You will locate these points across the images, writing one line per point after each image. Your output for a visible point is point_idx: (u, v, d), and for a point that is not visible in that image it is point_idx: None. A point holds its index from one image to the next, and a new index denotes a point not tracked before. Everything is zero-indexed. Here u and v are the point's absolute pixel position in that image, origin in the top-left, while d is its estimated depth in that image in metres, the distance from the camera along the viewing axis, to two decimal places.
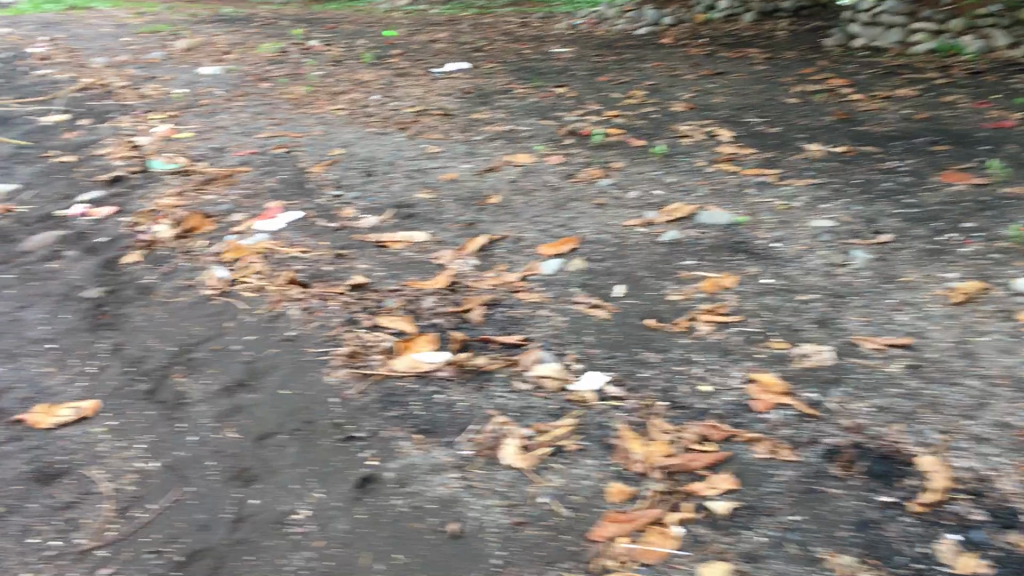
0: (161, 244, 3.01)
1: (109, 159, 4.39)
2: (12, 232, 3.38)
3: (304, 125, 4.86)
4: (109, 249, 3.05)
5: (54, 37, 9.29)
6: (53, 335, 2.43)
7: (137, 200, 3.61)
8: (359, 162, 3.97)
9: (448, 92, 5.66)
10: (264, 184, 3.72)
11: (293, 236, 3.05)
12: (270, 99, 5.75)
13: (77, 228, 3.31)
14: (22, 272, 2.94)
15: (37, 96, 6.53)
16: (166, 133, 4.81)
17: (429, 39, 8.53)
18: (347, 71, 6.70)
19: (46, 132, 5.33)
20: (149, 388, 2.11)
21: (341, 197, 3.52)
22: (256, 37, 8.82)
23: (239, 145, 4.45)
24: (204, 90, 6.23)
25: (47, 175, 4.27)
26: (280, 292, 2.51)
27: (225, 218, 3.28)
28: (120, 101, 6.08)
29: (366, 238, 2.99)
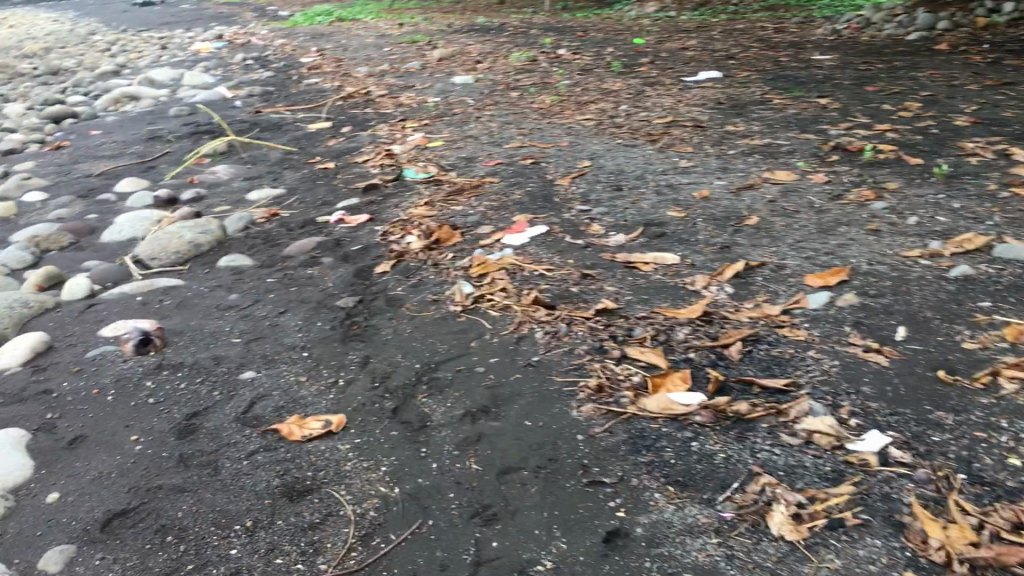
0: (411, 256, 3.04)
1: (367, 166, 4.55)
2: (277, 237, 3.56)
3: (552, 135, 4.82)
4: (362, 258, 3.12)
5: (323, 47, 9.93)
6: (307, 344, 2.49)
7: (390, 208, 3.68)
8: (607, 175, 3.85)
9: (699, 102, 5.43)
10: (511, 196, 3.68)
11: (540, 252, 2.97)
12: (519, 108, 5.78)
13: (335, 236, 3.43)
14: (283, 277, 3.08)
15: (306, 104, 6.96)
16: (420, 142, 4.93)
17: (679, 47, 8.31)
18: (595, 80, 6.63)
19: (312, 139, 5.64)
20: (393, 407, 2.08)
21: (588, 211, 3.41)
22: (506, 46, 8.97)
23: (488, 155, 4.46)
24: (456, 99, 6.38)
25: (311, 181, 4.50)
26: (526, 312, 2.42)
27: (473, 230, 3.26)
28: (379, 109, 6.34)
29: (614, 258, 2.86)
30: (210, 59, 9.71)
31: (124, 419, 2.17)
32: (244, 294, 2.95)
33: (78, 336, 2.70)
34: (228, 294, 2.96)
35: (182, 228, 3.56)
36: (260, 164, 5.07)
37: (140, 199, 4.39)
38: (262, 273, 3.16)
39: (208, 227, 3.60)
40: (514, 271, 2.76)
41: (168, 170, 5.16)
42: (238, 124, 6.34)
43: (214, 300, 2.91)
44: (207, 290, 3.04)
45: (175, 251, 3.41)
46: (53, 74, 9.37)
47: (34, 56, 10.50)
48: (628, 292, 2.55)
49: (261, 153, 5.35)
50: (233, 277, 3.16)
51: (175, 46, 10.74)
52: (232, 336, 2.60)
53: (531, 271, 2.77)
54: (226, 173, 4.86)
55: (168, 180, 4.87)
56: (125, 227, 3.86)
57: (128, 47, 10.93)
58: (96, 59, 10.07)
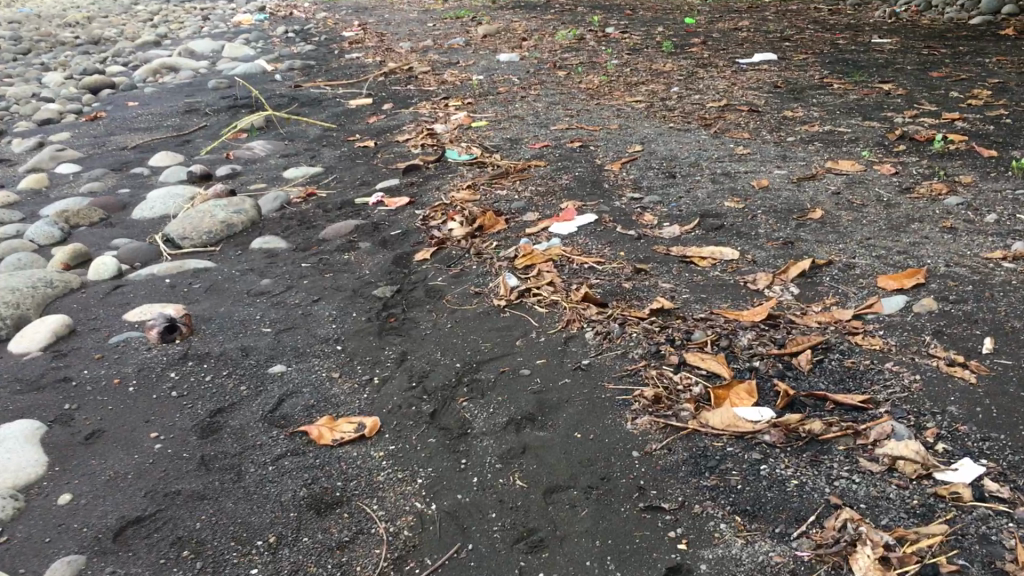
0: (453, 243, 2.88)
1: (407, 146, 4.40)
2: (313, 218, 3.44)
3: (600, 117, 4.63)
4: (401, 245, 2.98)
5: (366, 21, 9.79)
6: (341, 336, 2.35)
7: (431, 191, 3.53)
8: (659, 161, 3.67)
9: (755, 85, 5.21)
10: (557, 181, 3.51)
11: (589, 243, 2.81)
12: (566, 88, 5.59)
13: (373, 219, 3.29)
14: (318, 262, 2.95)
15: (348, 79, 6.83)
16: (463, 121, 4.77)
17: (731, 28, 8.04)
18: (644, 61, 6.41)
19: (353, 115, 5.51)
20: (431, 410, 1.94)
21: (639, 200, 3.24)
22: (552, 23, 8.76)
23: (534, 137, 4.29)
24: (500, 77, 6.20)
25: (350, 159, 4.37)
26: (575, 310, 2.26)
27: (517, 218, 3.10)
28: (420, 86, 6.19)
29: (669, 252, 2.68)
30: (252, 31, 9.61)
31: (145, 413, 2.05)
32: (276, 279, 2.83)
33: (103, 321, 2.60)
34: (260, 279, 2.85)
35: (216, 206, 3.45)
36: (298, 140, 4.95)
37: (175, 174, 4.29)
38: (296, 258, 3.03)
39: (243, 207, 3.48)
40: (562, 264, 2.60)
41: (205, 144, 5.06)
42: (277, 99, 6.22)
43: (245, 286, 2.80)
44: (238, 273, 2.92)
45: (207, 230, 3.29)
46: (96, 43, 9.34)
47: (78, 24, 10.48)
48: (685, 290, 2.38)
49: (299, 129, 5.23)
50: (266, 260, 3.04)
51: (218, 18, 10.66)
52: (262, 325, 2.48)
53: (581, 264, 2.61)
54: (263, 149, 4.75)
55: (204, 155, 4.77)
56: (158, 203, 3.76)
57: (172, 17, 10.88)
58: (140, 29, 10.03)
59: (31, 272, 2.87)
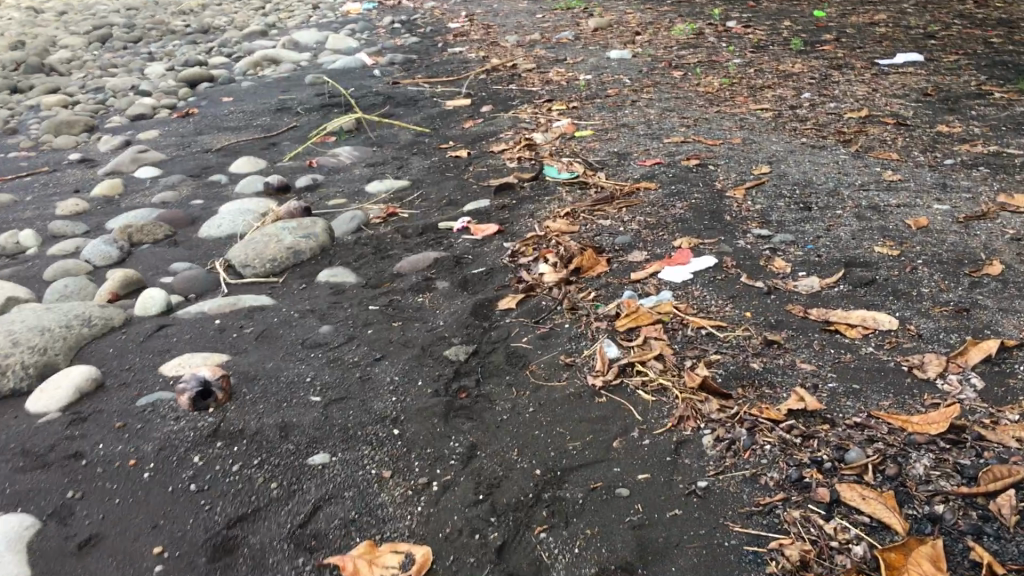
0: (544, 290, 2.44)
1: (504, 158, 3.98)
2: (390, 246, 3.05)
3: (721, 129, 4.11)
4: (484, 288, 2.56)
5: (472, 12, 9.40)
6: (400, 415, 1.94)
7: (525, 217, 3.10)
8: (790, 189, 3.14)
9: (901, 91, 4.58)
10: (670, 210, 3.03)
11: (707, 296, 2.33)
12: (683, 91, 5.07)
13: (455, 252, 2.88)
14: (388, 306, 2.55)
15: (448, 76, 6.45)
16: (565, 130, 4.32)
17: (867, 22, 7.33)
18: (770, 60, 5.81)
19: (449, 118, 5.12)
20: (499, 542, 1.50)
21: (768, 239, 2.72)
22: (668, 16, 8.19)
23: (645, 152, 3.81)
24: (610, 76, 5.71)
25: (440, 172, 3.97)
26: (689, 400, 1.79)
27: (621, 258, 2.64)
28: (522, 86, 5.76)
29: (807, 313, 2.18)
30: (358, 21, 9.35)
31: (154, 513, 1.69)
32: (338, 328, 2.44)
33: (136, 374, 2.26)
34: (320, 325, 2.47)
35: (285, 229, 3.10)
36: (388, 147, 4.59)
37: (251, 184, 3.98)
38: (365, 297, 2.65)
39: (314, 229, 3.12)
40: (674, 326, 2.13)
41: (290, 149, 4.76)
42: (372, 97, 5.89)
43: (301, 334, 2.43)
44: (296, 316, 2.55)
45: (271, 258, 2.94)
46: (203, 30, 9.21)
47: (190, 12, 10.41)
48: (830, 373, 1.88)
49: (391, 134, 4.87)
50: (330, 298, 2.66)
51: (326, 7, 10.44)
52: (311, 392, 2.09)
53: (697, 327, 2.13)
54: (349, 157, 4.40)
55: (287, 162, 4.45)
56: (225, 220, 3.45)
57: (281, 5, 10.73)
58: (248, 18, 9.89)
59: (69, 306, 2.56)
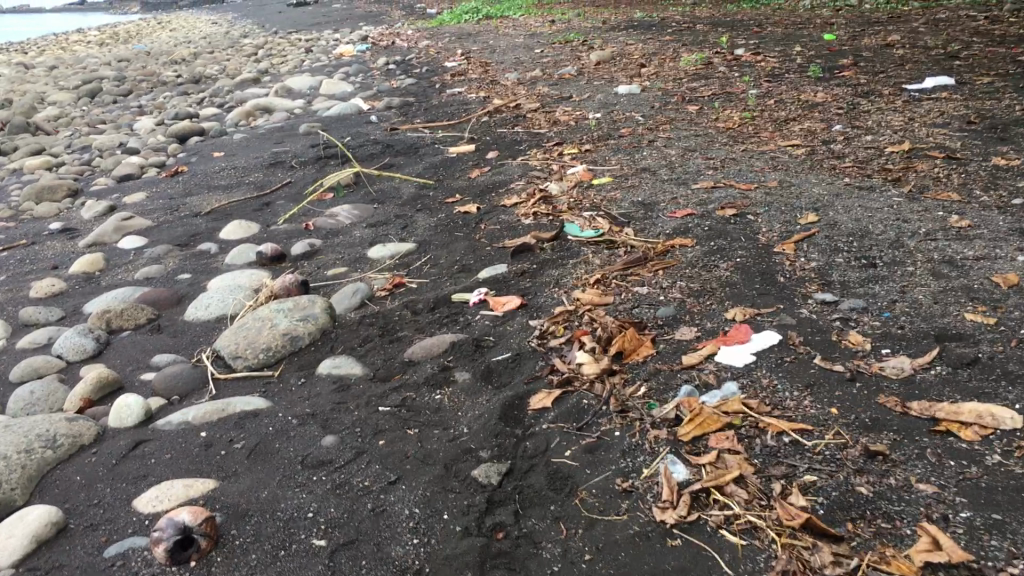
0: (583, 383, 2.08)
1: (519, 212, 3.64)
2: (400, 327, 2.70)
3: (753, 170, 3.76)
4: (512, 381, 2.20)
5: (468, 49, 9.12)
6: (423, 566, 1.57)
7: (551, 286, 2.75)
8: (847, 240, 2.80)
9: (941, 119, 4.25)
10: (714, 272, 2.68)
11: (778, 387, 1.97)
12: (702, 128, 4.74)
13: (474, 333, 2.53)
14: (401, 408, 2.19)
15: (450, 119, 6.14)
16: (582, 178, 3.98)
17: (882, 44, 7.03)
18: (790, 89, 5.49)
19: (453, 167, 4.79)
20: None
21: (835, 304, 2.36)
22: (672, 45, 7.90)
23: (674, 200, 3.47)
24: (621, 114, 5.39)
25: (449, 231, 3.63)
26: (790, 548, 1.43)
27: (669, 337, 2.29)
28: (529, 127, 5.44)
29: (907, 409, 1.81)
30: (351, 64, 9.06)
31: None
32: (343, 439, 2.09)
33: (105, 510, 1.90)
34: (322, 436, 2.11)
35: (280, 311, 2.77)
36: (390, 203, 4.25)
37: (242, 253, 3.65)
38: (373, 395, 2.29)
39: (312, 310, 2.78)
40: (749, 433, 1.77)
41: (285, 210, 4.42)
42: (369, 147, 5.56)
43: (300, 449, 2.07)
44: (295, 424, 2.19)
45: (264, 346, 2.61)
46: (193, 80, 8.93)
47: (180, 61, 10.15)
48: (957, 496, 1.51)
49: (392, 188, 4.53)
50: (333, 399, 2.31)
51: (318, 49, 10.17)
52: (314, 533, 1.72)
53: (776, 432, 1.76)
54: (348, 218, 4.07)
55: (281, 225, 4.12)
56: (214, 300, 3.12)
57: (272, 50, 10.46)
58: (239, 65, 9.62)
59: (31, 420, 2.21)
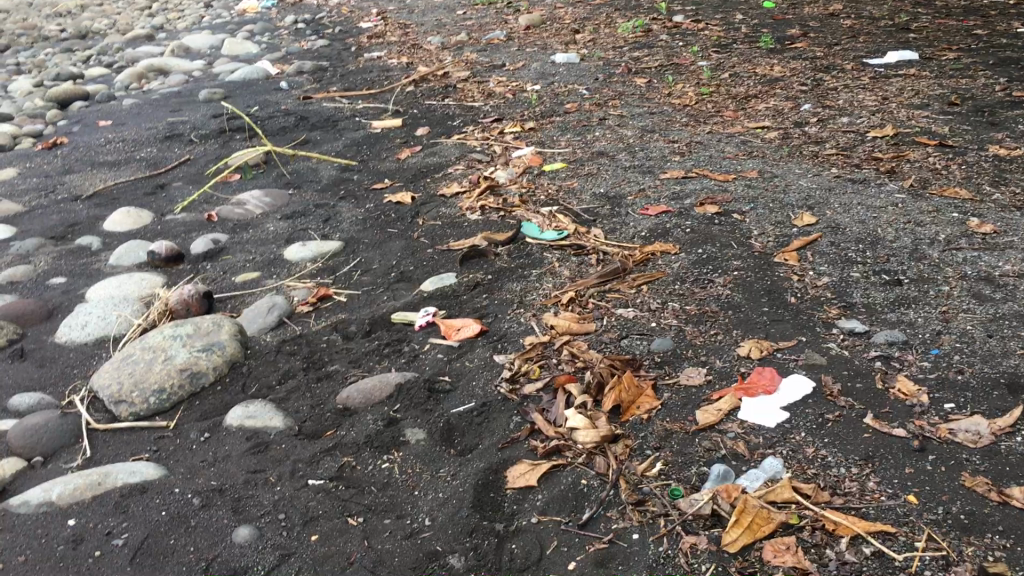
0: (576, 455, 1.62)
1: (463, 204, 3.14)
2: (330, 360, 2.19)
3: (724, 157, 3.34)
4: (480, 445, 1.72)
5: (384, 8, 8.46)
6: None
7: (514, 306, 2.28)
8: (858, 250, 2.39)
9: (916, 100, 3.90)
10: (710, 291, 2.24)
11: (829, 458, 1.53)
12: (656, 104, 4.30)
13: (424, 372, 2.04)
14: (336, 484, 1.69)
15: (372, 87, 5.55)
16: (530, 163, 3.49)
17: (825, 13, 6.68)
18: (741, 62, 5.09)
19: (380, 145, 4.25)
20: None
21: (867, 336, 1.94)
22: (604, 9, 7.42)
23: (641, 194, 3.02)
24: (563, 86, 4.90)
25: (381, 226, 3.11)
26: None
27: (673, 383, 1.84)
28: (462, 99, 4.91)
29: (1007, 496, 1.39)
30: (256, 22, 8.31)
31: None
32: (263, 531, 1.58)
33: None
34: (234, 529, 1.60)
35: (176, 337, 2.20)
36: (307, 189, 3.70)
37: (130, 252, 3.05)
38: (300, 461, 1.78)
39: (217, 337, 2.23)
40: (815, 540, 1.34)
41: (183, 194, 3.82)
42: (281, 119, 4.96)
43: (204, 550, 1.55)
44: (196, 507, 1.67)
45: (156, 387, 2.07)
46: (78, 36, 8.06)
47: (65, 14, 9.20)
48: None
49: (309, 170, 3.97)
50: (247, 466, 1.79)
51: (220, 5, 9.35)
52: None
53: (850, 537, 1.34)
54: (258, 206, 3.50)
55: (178, 215, 3.52)
56: (93, 317, 2.53)
57: (168, 4, 9.57)
58: (132, 20, 8.76)
59: None
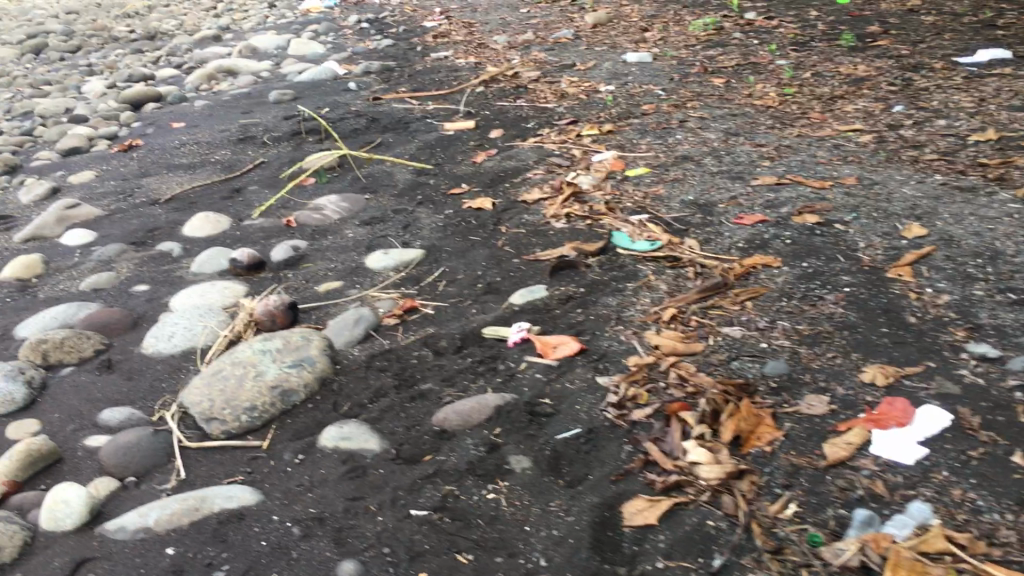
0: (699, 492, 1.55)
1: (546, 211, 3.05)
2: (422, 377, 2.11)
3: (818, 162, 3.20)
4: (591, 477, 1.63)
5: (448, 6, 8.40)
6: None
7: (613, 322, 2.18)
8: (978, 265, 2.25)
9: (1017, 101, 3.71)
10: (820, 308, 2.12)
11: (978, 502, 1.44)
12: (737, 106, 4.16)
13: (523, 393, 1.95)
14: (440, 516, 1.61)
15: (440, 88, 5.49)
16: (612, 168, 3.39)
17: (905, 9, 6.45)
18: (822, 61, 4.91)
19: (453, 148, 4.18)
20: None
21: (1001, 362, 1.82)
22: (672, 6, 7.26)
23: (734, 201, 2.90)
24: (638, 87, 4.78)
25: (463, 233, 3.04)
26: None
27: (794, 411, 1.73)
28: (534, 100, 4.81)
29: None
30: (320, 21, 8.30)
31: None
32: (369, 567, 1.52)
33: None
34: (338, 563, 1.53)
35: (265, 352, 2.14)
36: (384, 194, 3.64)
37: (212, 259, 3.02)
38: (401, 489, 1.71)
39: (306, 352, 2.17)
40: None
41: (259, 199, 3.79)
42: (352, 121, 4.91)
43: None
44: (297, 537, 1.61)
45: (248, 404, 2.01)
46: (146, 36, 8.13)
47: (132, 15, 9.29)
48: None
49: (384, 173, 3.91)
50: (346, 492, 1.72)
51: (283, 4, 9.36)
52: None
53: None
54: (336, 212, 3.45)
55: (255, 220, 3.49)
56: (179, 327, 2.49)
57: (232, 4, 9.62)
58: (198, 20, 8.81)
59: None
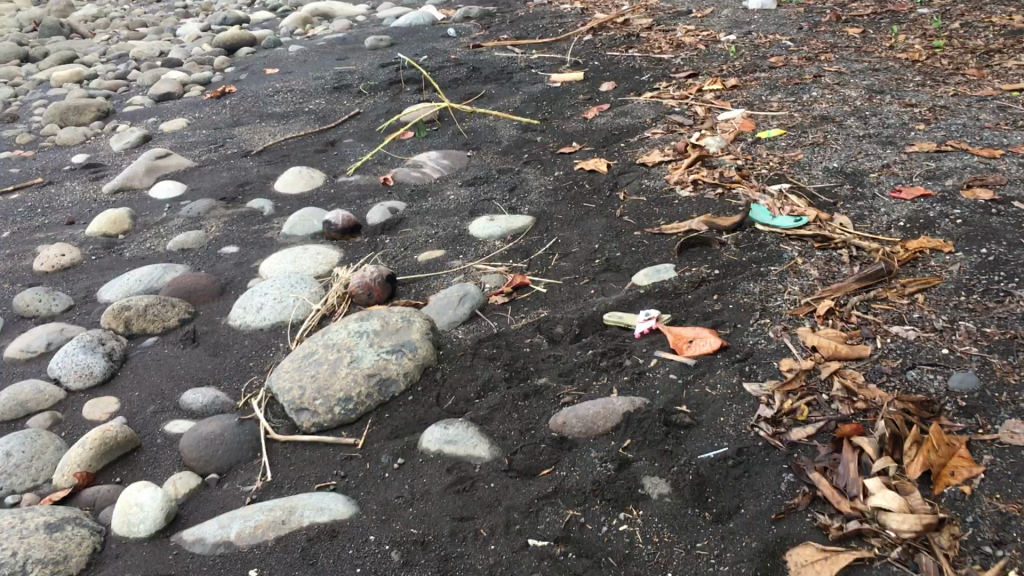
0: (886, 546, 1.27)
1: (668, 176, 2.75)
2: (536, 369, 1.86)
3: (982, 126, 2.80)
4: (745, 514, 1.37)
5: None
6: None
7: (756, 314, 1.88)
8: None
9: None
10: (1011, 306, 1.78)
11: None
12: (878, 59, 3.74)
13: (655, 397, 1.68)
14: (564, 550, 1.37)
15: (545, 35, 5.16)
16: (741, 129, 3.05)
17: None
18: (972, 10, 4.41)
19: (561, 101, 3.88)
20: None
21: None
22: None
23: (887, 170, 2.54)
24: (762, 36, 4.38)
25: (576, 198, 2.76)
26: None
27: (994, 439, 1.42)
28: (647, 50, 4.46)
29: None
30: None
31: None
32: None
33: None
34: None
35: (360, 334, 1.92)
36: (487, 151, 3.38)
37: (306, 219, 2.81)
38: (516, 510, 1.46)
39: (407, 336, 1.93)
40: None
41: (355, 153, 3.57)
42: (452, 70, 4.64)
43: None
44: (396, 565, 1.39)
45: (341, 395, 1.79)
46: None
47: None
48: None
49: (487, 128, 3.64)
50: (452, 510, 1.49)
51: None
52: None
53: None
54: (436, 170, 3.20)
55: (351, 177, 3.27)
56: (269, 299, 2.28)
57: None
58: None
59: None
